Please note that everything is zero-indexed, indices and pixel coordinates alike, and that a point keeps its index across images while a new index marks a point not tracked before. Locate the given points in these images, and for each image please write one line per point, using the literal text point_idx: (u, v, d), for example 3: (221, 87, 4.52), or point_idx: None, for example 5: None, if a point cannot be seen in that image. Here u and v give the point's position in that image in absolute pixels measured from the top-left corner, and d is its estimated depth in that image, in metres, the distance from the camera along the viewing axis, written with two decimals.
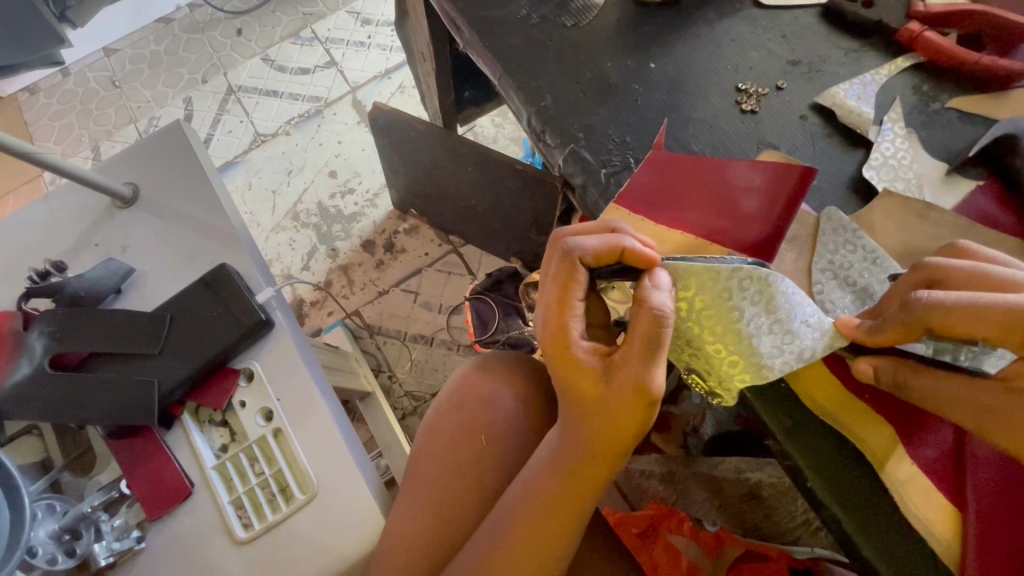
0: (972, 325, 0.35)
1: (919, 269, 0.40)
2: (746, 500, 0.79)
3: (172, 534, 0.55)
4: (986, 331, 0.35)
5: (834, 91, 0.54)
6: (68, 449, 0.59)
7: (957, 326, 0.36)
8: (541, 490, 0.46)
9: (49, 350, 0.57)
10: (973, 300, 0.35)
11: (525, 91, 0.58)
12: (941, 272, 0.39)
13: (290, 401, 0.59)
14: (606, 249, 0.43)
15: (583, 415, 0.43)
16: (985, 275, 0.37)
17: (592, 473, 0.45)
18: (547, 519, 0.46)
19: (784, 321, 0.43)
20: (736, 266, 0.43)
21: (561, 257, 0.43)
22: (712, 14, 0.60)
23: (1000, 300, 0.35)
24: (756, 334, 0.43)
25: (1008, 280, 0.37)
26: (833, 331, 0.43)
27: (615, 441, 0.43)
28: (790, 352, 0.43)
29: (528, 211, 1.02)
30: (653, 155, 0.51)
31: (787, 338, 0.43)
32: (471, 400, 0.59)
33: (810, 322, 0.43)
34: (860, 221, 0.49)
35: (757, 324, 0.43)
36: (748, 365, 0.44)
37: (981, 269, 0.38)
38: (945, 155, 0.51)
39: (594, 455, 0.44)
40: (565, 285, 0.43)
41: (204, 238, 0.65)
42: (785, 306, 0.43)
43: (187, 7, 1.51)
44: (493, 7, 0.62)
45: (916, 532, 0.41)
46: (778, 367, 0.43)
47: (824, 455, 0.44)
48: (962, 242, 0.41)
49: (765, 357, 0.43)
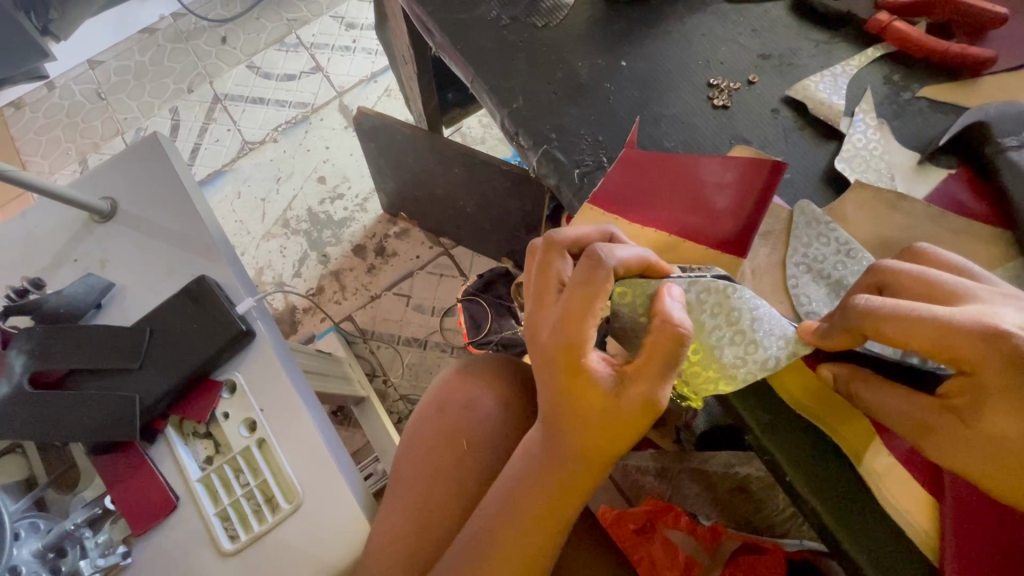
0: (904, 334, 0.35)
1: (873, 271, 0.39)
2: (734, 494, 0.81)
3: (158, 549, 0.55)
4: (917, 343, 0.34)
5: (804, 83, 0.54)
6: (52, 466, 0.58)
7: (892, 335, 0.35)
8: (532, 502, 0.45)
9: (28, 368, 0.56)
10: (906, 309, 0.35)
11: (498, 93, 0.58)
12: (889, 276, 0.38)
13: (273, 411, 0.59)
14: (636, 260, 0.42)
15: (586, 430, 0.42)
16: (930, 286, 0.37)
17: (585, 483, 0.45)
18: (530, 531, 0.46)
19: (746, 332, 0.43)
20: (690, 282, 0.45)
21: (598, 271, 0.40)
22: (682, 10, 0.60)
23: (930, 311, 0.34)
24: (717, 346, 0.44)
25: (952, 293, 0.36)
26: (796, 339, 0.43)
27: (609, 447, 0.43)
28: (754, 362, 0.43)
29: (517, 211, 1.02)
30: (628, 153, 0.49)
31: (751, 349, 0.43)
32: (453, 404, 0.59)
33: (774, 333, 0.43)
34: (833, 213, 0.49)
35: (719, 335, 0.44)
36: (713, 374, 0.44)
37: (931, 277, 0.37)
38: (917, 143, 0.51)
39: (593, 464, 0.44)
40: (587, 293, 0.40)
41: (184, 250, 0.64)
42: (747, 318, 0.43)
43: (170, 17, 1.51)
44: (464, 9, 0.62)
45: (898, 525, 0.41)
46: (741, 376, 0.43)
47: (801, 449, 0.44)
48: (920, 246, 0.41)
49: (728, 367, 0.44)
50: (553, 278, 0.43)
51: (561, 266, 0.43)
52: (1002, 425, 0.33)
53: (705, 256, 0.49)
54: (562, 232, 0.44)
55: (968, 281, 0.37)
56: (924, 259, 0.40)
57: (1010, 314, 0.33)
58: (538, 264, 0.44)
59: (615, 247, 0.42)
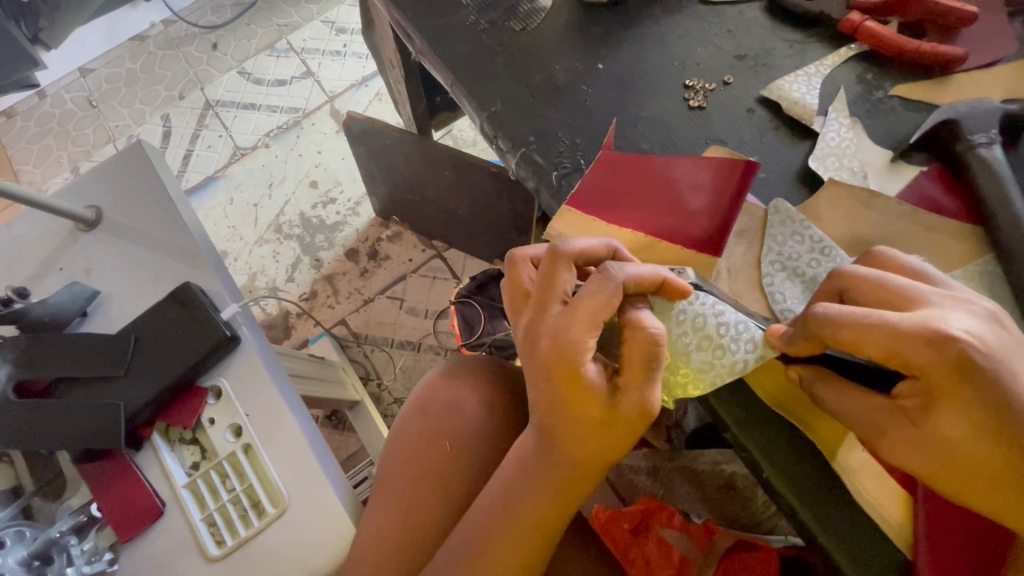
0: (856, 340, 0.35)
1: (832, 276, 0.40)
2: (723, 492, 0.81)
3: (142, 555, 0.56)
4: (871, 349, 0.35)
5: (779, 83, 0.55)
6: (38, 474, 0.59)
7: (850, 341, 0.35)
8: (518, 512, 0.46)
9: (12, 376, 0.57)
10: (860, 316, 0.35)
11: (477, 97, 0.58)
12: (847, 281, 0.39)
13: (257, 416, 0.59)
14: (649, 276, 0.43)
15: (579, 437, 0.43)
16: (885, 289, 0.37)
17: (574, 491, 0.45)
18: (513, 540, 0.46)
19: (713, 338, 0.43)
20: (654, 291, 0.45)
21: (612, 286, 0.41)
22: (659, 12, 0.60)
23: (880, 318, 0.34)
24: (686, 351, 0.44)
25: (906, 295, 0.36)
26: (764, 343, 0.42)
27: (603, 451, 0.43)
28: (722, 366, 0.43)
29: (507, 212, 1.03)
30: (602, 155, 0.52)
31: (719, 353, 0.43)
32: (437, 406, 0.59)
33: (741, 337, 0.43)
34: (807, 211, 0.49)
35: (686, 342, 0.44)
36: (682, 379, 0.44)
37: (886, 282, 0.37)
38: (890, 142, 0.52)
39: (584, 471, 0.44)
40: (600, 305, 0.41)
41: (168, 256, 0.65)
42: (713, 325, 0.44)
43: (161, 24, 1.51)
44: (444, 15, 0.62)
45: (872, 519, 0.42)
46: (709, 380, 0.43)
47: (777, 441, 0.44)
48: (879, 249, 0.41)
49: (696, 371, 0.44)
50: (559, 290, 0.43)
51: (566, 278, 0.43)
52: (950, 429, 0.33)
53: (681, 256, 0.49)
54: (569, 243, 0.45)
55: (923, 285, 0.37)
56: (882, 263, 0.40)
57: (959, 319, 0.34)
58: (543, 276, 0.44)
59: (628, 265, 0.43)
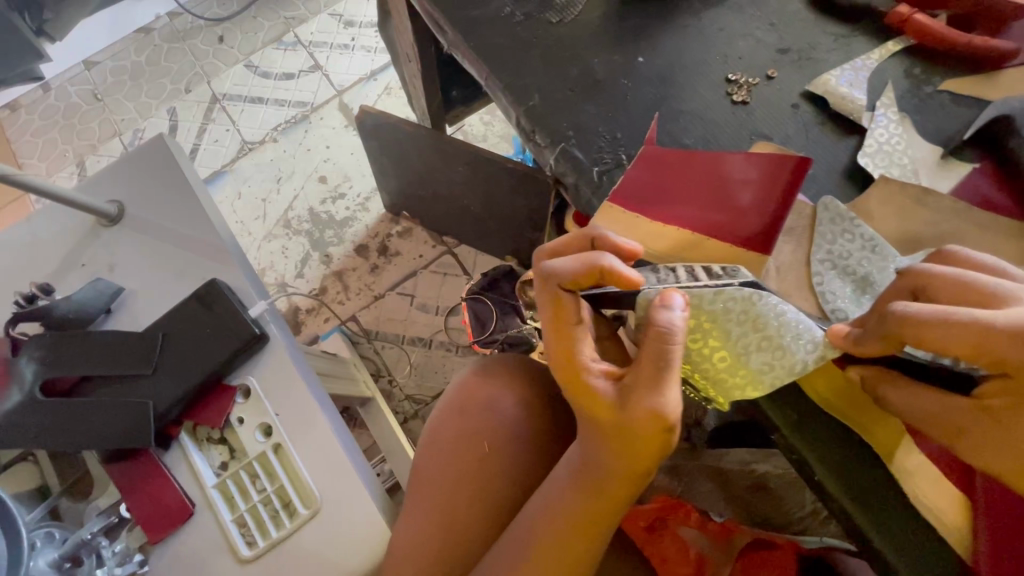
0: (942, 339, 0.34)
1: (904, 275, 0.39)
2: (752, 492, 0.80)
3: (173, 555, 0.55)
4: (956, 347, 0.34)
5: (825, 78, 0.53)
6: (65, 474, 0.58)
7: (931, 340, 0.35)
8: (562, 513, 0.45)
9: (38, 375, 0.56)
10: (946, 315, 0.34)
11: (513, 90, 0.57)
12: (926, 278, 0.38)
13: (290, 415, 0.58)
14: (581, 268, 0.42)
15: (607, 444, 0.42)
16: (967, 286, 0.36)
17: (620, 497, 0.44)
18: (563, 541, 0.45)
19: (773, 338, 0.42)
20: (717, 290, 0.43)
21: (545, 286, 0.43)
22: (698, 5, 0.59)
23: (970, 314, 0.34)
24: (744, 353, 0.43)
25: (991, 292, 0.35)
26: (825, 342, 0.41)
27: (635, 460, 0.42)
28: (781, 367, 0.42)
29: (522, 208, 1.01)
30: (645, 150, 0.51)
31: (778, 354, 0.42)
32: (473, 406, 0.57)
33: (802, 337, 0.41)
34: (857, 208, 0.48)
35: (745, 342, 0.43)
36: (740, 381, 0.44)
37: (966, 279, 0.36)
38: (939, 138, 0.51)
39: (622, 478, 0.43)
40: (557, 311, 0.43)
41: (193, 254, 0.63)
42: (773, 325, 0.42)
43: (166, 16, 1.49)
44: (476, 6, 0.61)
45: (927, 522, 0.41)
46: (768, 381, 0.43)
47: (830, 443, 0.43)
48: (951, 248, 0.40)
49: (755, 372, 0.43)
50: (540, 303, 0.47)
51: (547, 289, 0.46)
52: None
53: (729, 254, 0.47)
54: (551, 245, 0.48)
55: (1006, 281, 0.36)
56: (953, 261, 0.39)
57: None
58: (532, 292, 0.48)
59: (562, 261, 0.43)
